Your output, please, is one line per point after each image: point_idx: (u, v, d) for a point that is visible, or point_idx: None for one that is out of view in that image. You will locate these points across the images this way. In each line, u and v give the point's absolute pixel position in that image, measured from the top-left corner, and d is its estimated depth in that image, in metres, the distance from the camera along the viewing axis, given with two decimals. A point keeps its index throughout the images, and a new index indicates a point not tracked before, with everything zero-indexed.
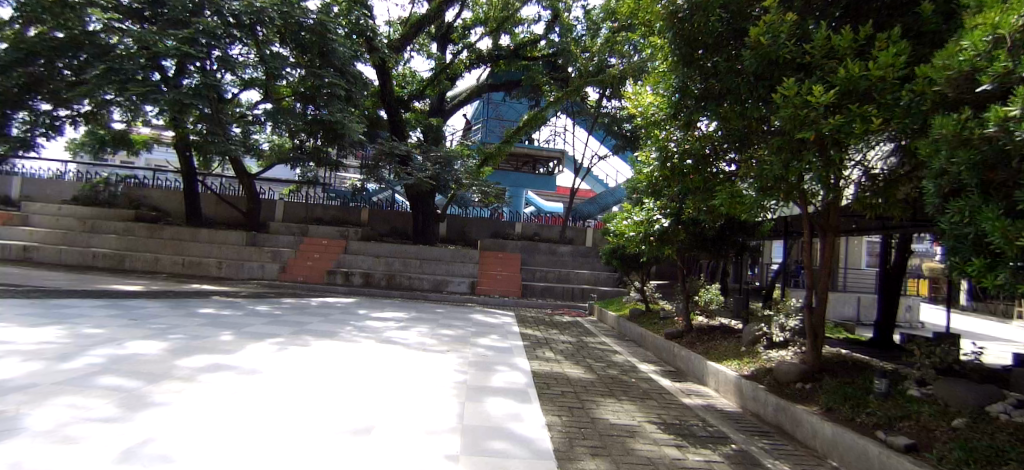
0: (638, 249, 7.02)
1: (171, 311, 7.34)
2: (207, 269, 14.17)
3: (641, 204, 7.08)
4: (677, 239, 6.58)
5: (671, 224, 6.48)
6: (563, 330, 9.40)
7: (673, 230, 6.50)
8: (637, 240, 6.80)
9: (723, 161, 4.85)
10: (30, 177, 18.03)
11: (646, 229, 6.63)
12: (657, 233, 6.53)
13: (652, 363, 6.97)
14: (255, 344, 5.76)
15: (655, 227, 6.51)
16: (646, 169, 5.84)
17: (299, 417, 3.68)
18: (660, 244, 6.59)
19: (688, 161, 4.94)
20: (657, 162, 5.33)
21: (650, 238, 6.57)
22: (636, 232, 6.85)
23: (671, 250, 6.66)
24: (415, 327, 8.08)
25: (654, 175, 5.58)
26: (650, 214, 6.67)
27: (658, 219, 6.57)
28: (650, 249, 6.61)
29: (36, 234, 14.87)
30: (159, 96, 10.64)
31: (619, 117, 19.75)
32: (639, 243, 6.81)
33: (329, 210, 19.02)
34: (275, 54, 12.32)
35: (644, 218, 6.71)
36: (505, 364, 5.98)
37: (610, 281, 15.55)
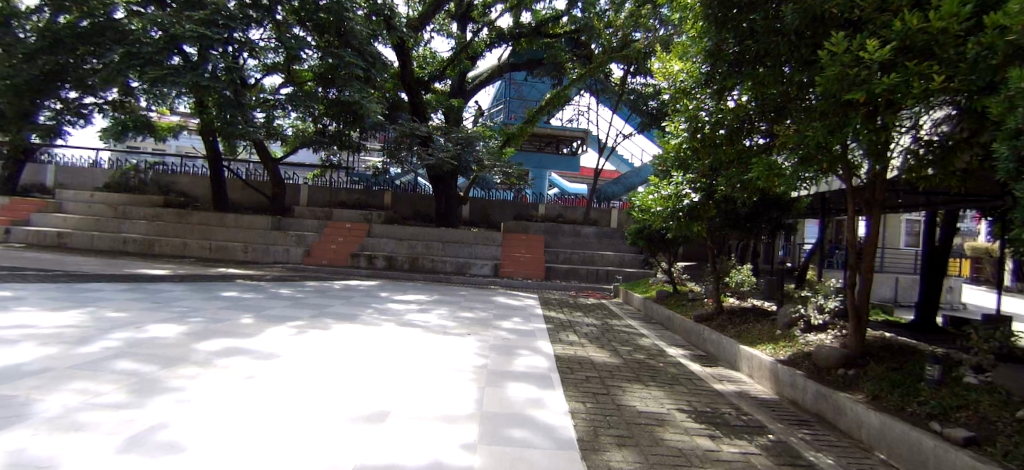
0: (666, 226, 6.67)
1: (194, 294, 7.43)
2: (234, 254, 14.42)
3: (670, 177, 6.67)
4: (708, 216, 6.21)
5: (701, 199, 6.13)
6: (587, 313, 9.20)
7: (704, 204, 6.13)
8: (666, 216, 6.48)
9: (758, 131, 4.55)
10: (65, 165, 18.61)
11: (675, 204, 6.29)
12: (687, 209, 6.18)
13: (680, 346, 6.74)
14: (276, 328, 5.74)
15: (684, 204, 6.17)
16: (674, 142, 5.54)
17: (313, 404, 3.57)
18: (690, 221, 6.24)
19: (722, 131, 4.68)
20: (686, 133, 5.12)
21: (678, 214, 6.23)
22: (663, 207, 6.51)
23: (701, 227, 6.30)
24: (435, 310, 7.99)
25: (683, 148, 5.30)
26: (678, 188, 6.31)
27: (688, 193, 6.22)
28: (679, 225, 6.26)
29: (71, 221, 15.36)
30: (179, 78, 10.64)
31: (645, 94, 19.19)
32: (667, 219, 6.46)
33: (352, 194, 19.12)
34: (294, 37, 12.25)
35: (672, 193, 6.36)
36: (528, 348, 5.80)
37: (635, 262, 15.22)
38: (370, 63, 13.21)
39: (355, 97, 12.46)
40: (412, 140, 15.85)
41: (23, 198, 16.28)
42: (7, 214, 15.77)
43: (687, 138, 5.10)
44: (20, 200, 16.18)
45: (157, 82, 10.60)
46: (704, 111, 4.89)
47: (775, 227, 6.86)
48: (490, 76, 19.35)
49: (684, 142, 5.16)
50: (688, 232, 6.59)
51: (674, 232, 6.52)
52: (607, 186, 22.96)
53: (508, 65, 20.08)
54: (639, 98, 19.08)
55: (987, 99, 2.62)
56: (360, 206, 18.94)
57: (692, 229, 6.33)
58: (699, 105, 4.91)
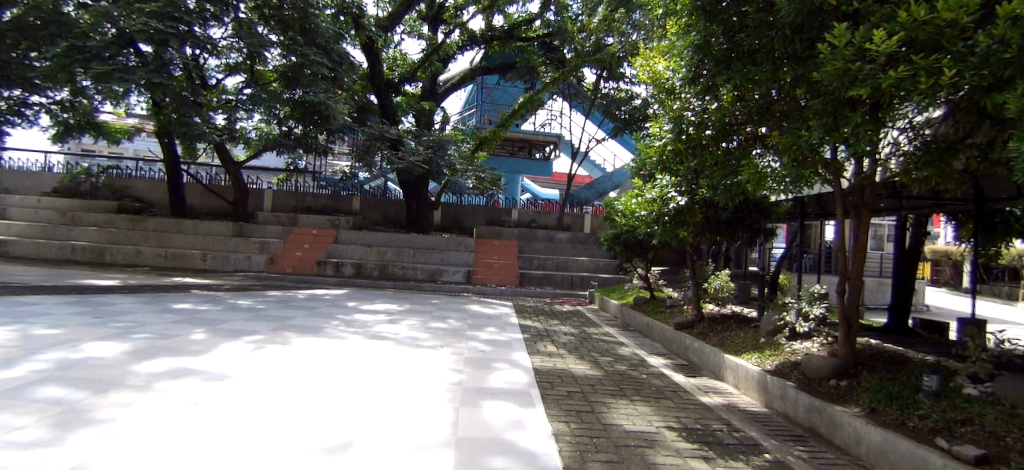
0: (650, 231, 6.36)
1: (141, 307, 6.83)
2: (191, 262, 13.60)
3: (653, 179, 6.32)
4: (694, 219, 5.90)
5: (688, 202, 5.79)
6: (564, 320, 8.92)
7: (689, 208, 5.82)
8: (650, 220, 6.18)
9: (745, 132, 4.48)
10: (5, 167, 17.31)
11: (660, 207, 5.93)
12: (673, 213, 5.83)
13: (660, 355, 6.57)
14: (229, 343, 5.24)
15: (670, 206, 5.80)
16: (657, 144, 5.34)
17: (269, 433, 3.16)
18: (676, 226, 5.95)
19: (708, 131, 4.61)
20: (670, 134, 4.92)
21: (664, 217, 5.90)
22: (648, 211, 6.18)
23: (688, 231, 6.01)
24: (405, 320, 7.57)
25: (667, 150, 5.13)
26: (663, 190, 5.91)
27: (674, 196, 5.84)
28: (664, 229, 5.96)
29: (11, 228, 14.24)
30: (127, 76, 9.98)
31: (617, 99, 19.22)
32: (650, 223, 6.22)
33: (319, 198, 18.45)
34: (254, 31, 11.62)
35: (657, 195, 5.98)
36: (505, 361, 5.48)
37: (610, 268, 15.09)
38: (336, 62, 12.69)
39: (320, 97, 11.91)
40: (381, 143, 15.35)
41: None
42: None
43: (671, 139, 4.91)
44: None
45: (101, 79, 9.89)
46: (689, 111, 4.75)
47: (756, 231, 6.80)
48: (462, 79, 19.01)
49: (667, 144, 4.98)
50: (673, 236, 6.34)
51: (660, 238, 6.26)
52: (581, 191, 22.88)
53: (481, 69, 19.86)
54: (612, 103, 19.08)
55: (1000, 95, 2.49)
56: (328, 211, 18.28)
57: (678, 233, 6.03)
58: (685, 104, 4.76)
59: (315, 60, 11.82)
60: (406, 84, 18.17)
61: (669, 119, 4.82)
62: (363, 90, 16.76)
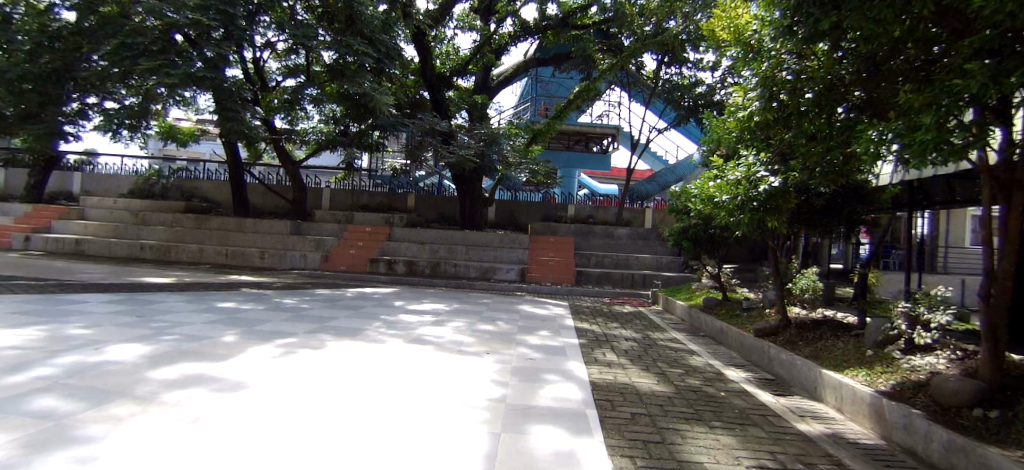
0: (731, 220, 4.96)
1: (186, 307, 6.77)
2: (251, 260, 13.93)
3: (740, 157, 4.92)
4: (789, 209, 4.55)
5: (784, 183, 4.38)
6: (624, 323, 8.08)
7: (784, 192, 4.45)
8: (732, 210, 4.83)
9: (853, 97, 3.59)
10: (91, 172, 18.72)
11: (747, 191, 4.56)
12: (765, 196, 4.41)
13: (738, 367, 5.63)
14: (258, 348, 4.92)
15: (762, 188, 4.38)
16: (741, 119, 4.45)
17: (252, 467, 2.54)
18: (768, 217, 4.57)
19: (810, 96, 3.70)
20: (756, 101, 4.07)
21: (753, 203, 4.49)
22: (730, 196, 4.80)
23: (782, 221, 4.64)
24: (452, 322, 7.04)
25: (755, 125, 4.25)
26: (752, 169, 4.59)
27: (764, 176, 4.48)
28: (751, 219, 4.54)
29: (90, 228, 15.33)
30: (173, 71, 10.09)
31: (681, 85, 17.90)
32: (735, 211, 4.70)
33: (375, 196, 18.53)
34: (300, 24, 11.56)
35: (743, 175, 4.68)
36: (557, 373, 4.79)
37: (674, 266, 14.00)
38: (382, 54, 12.41)
39: (365, 89, 11.59)
40: (432, 137, 15.07)
41: (46, 205, 16.39)
42: (29, 221, 15.83)
43: (761, 110, 4.00)
44: (44, 207, 16.25)
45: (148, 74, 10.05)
46: (786, 70, 3.86)
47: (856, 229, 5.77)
48: (515, 72, 18.44)
49: (754, 114, 4.09)
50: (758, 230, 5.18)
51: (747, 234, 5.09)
52: (641, 185, 21.69)
53: (534, 60, 19.27)
54: (675, 90, 17.83)
55: None
56: (382, 209, 18.32)
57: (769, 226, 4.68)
58: (779, 64, 3.86)
59: (361, 51, 11.60)
60: (458, 78, 17.73)
61: (757, 83, 3.94)
62: (415, 87, 16.58)
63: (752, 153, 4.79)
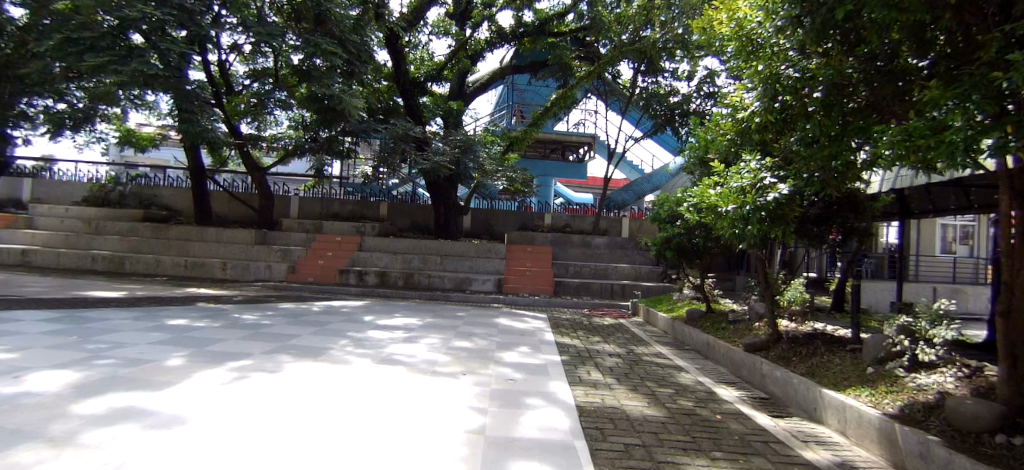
0: (736, 231, 4.55)
1: (132, 325, 6.14)
2: (211, 271, 13.13)
3: (745, 165, 4.52)
4: (793, 218, 4.26)
5: (791, 191, 4.08)
6: (607, 337, 7.75)
7: (790, 200, 4.16)
8: (735, 220, 4.38)
9: (858, 96, 3.55)
10: (40, 178, 17.53)
11: (754, 200, 4.15)
12: (773, 206, 4.06)
13: (729, 384, 5.38)
14: (206, 372, 4.36)
15: (768, 198, 4.03)
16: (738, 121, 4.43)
17: None
18: (771, 228, 4.22)
19: (817, 94, 3.63)
20: (755, 103, 4.06)
21: (760, 213, 4.10)
22: (736, 205, 4.33)
23: (785, 232, 4.32)
24: (425, 339, 6.56)
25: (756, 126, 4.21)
26: (757, 176, 4.24)
27: (772, 183, 4.13)
28: (757, 230, 4.19)
29: (38, 237, 14.23)
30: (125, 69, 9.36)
31: (659, 93, 17.83)
32: (739, 221, 4.32)
33: (346, 205, 17.90)
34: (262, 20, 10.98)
35: (748, 182, 4.28)
36: (540, 396, 4.39)
37: (653, 275, 13.81)
38: (353, 55, 11.91)
39: (333, 90, 11.06)
40: (406, 143, 14.59)
41: None
42: None
43: (761, 111, 3.99)
44: None
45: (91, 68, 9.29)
46: (788, 68, 3.81)
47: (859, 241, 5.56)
48: (491, 78, 18.13)
49: (754, 115, 4.09)
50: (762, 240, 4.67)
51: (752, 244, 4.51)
52: (617, 194, 21.56)
53: (511, 68, 19.03)
54: (652, 99, 17.80)
55: None
56: (354, 218, 17.70)
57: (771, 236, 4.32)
58: (782, 61, 3.80)
59: (330, 51, 11.07)
60: (433, 83, 17.33)
61: (757, 82, 3.88)
62: (389, 92, 16.13)
63: (754, 159, 4.43)
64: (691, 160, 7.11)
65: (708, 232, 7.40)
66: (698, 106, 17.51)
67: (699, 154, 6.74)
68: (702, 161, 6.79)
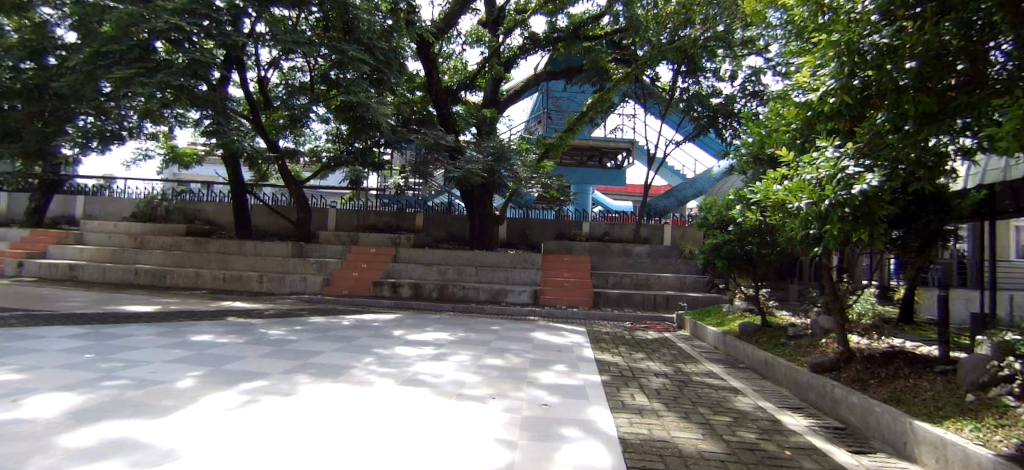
0: (811, 232, 3.84)
1: (157, 342, 6.06)
2: (249, 284, 13.28)
3: (819, 154, 3.80)
4: (879, 218, 3.57)
5: (880, 184, 3.42)
6: (652, 354, 7.13)
7: (879, 195, 3.46)
8: (808, 217, 3.70)
9: (956, 73, 3.35)
10: (94, 195, 18.47)
11: (834, 193, 3.43)
12: (860, 201, 3.32)
13: (795, 410, 4.68)
14: (216, 396, 4.15)
15: (852, 190, 3.33)
16: (808, 110, 4.16)
17: None
18: (854, 229, 3.54)
19: (909, 66, 3.33)
20: (832, 73, 3.68)
21: (842, 210, 3.39)
22: (812, 200, 3.61)
23: (869, 233, 3.64)
24: (454, 356, 6.15)
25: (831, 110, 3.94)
26: (835, 165, 3.57)
27: (857, 173, 3.45)
28: (838, 229, 3.47)
29: (85, 253, 14.88)
30: (154, 81, 9.49)
31: (702, 93, 16.85)
32: (813, 219, 3.63)
33: (382, 216, 17.91)
34: (288, 29, 10.98)
35: (827, 173, 3.57)
36: (577, 426, 3.86)
37: (699, 285, 13.00)
38: (381, 62, 11.91)
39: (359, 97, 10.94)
40: (438, 153, 14.43)
41: (45, 230, 16.05)
42: (26, 245, 15.57)
43: (833, 92, 3.72)
44: (43, 232, 15.92)
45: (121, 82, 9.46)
46: (872, 36, 3.48)
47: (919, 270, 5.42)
48: (525, 85, 17.82)
49: (825, 95, 3.78)
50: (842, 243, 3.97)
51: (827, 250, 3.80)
52: (658, 200, 20.77)
53: (545, 74, 18.68)
54: (695, 98, 16.84)
55: None
56: (390, 230, 17.68)
57: (850, 240, 3.62)
58: (864, 30, 3.51)
59: (356, 57, 11.01)
60: (466, 92, 17.17)
61: (833, 55, 3.63)
62: (423, 103, 16.11)
63: (831, 144, 3.80)
64: (744, 157, 6.42)
65: (761, 236, 6.71)
66: (743, 106, 16.64)
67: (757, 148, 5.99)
68: (765, 158, 5.98)
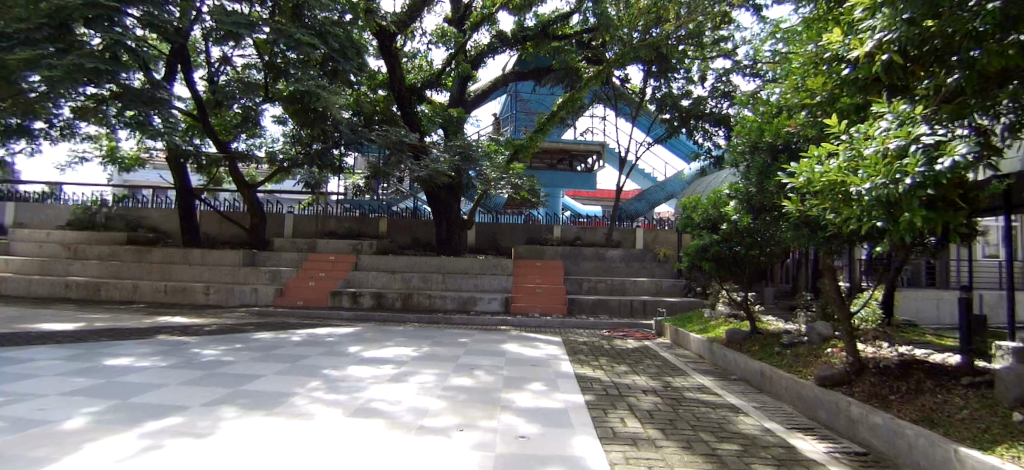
0: (880, 226, 2.82)
1: (59, 366, 5.08)
2: (193, 296, 12.10)
3: (880, 126, 2.90)
4: (953, 205, 2.82)
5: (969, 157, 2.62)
6: (635, 366, 6.56)
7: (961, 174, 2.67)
8: (872, 205, 2.74)
9: None
10: (21, 201, 16.77)
11: (912, 170, 2.55)
12: (950, 177, 2.45)
13: (807, 433, 4.14)
14: (108, 441, 3.15)
15: (940, 165, 2.46)
16: (840, 75, 3.86)
17: None
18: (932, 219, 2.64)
19: (992, 4, 2.76)
20: (888, 22, 3.22)
21: (924, 191, 2.51)
22: (881, 181, 2.66)
23: (940, 225, 2.85)
24: (417, 376, 5.38)
25: (877, 72, 3.53)
26: (912, 134, 2.68)
27: (939, 144, 2.61)
28: (919, 219, 2.54)
29: (9, 264, 13.39)
30: (64, 62, 8.23)
31: (676, 93, 16.47)
32: (880, 207, 2.71)
33: (343, 222, 16.88)
34: (232, 13, 10.01)
35: (899, 143, 2.70)
36: (562, 466, 3.15)
37: (675, 290, 12.61)
38: (334, 50, 11.14)
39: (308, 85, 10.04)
40: (401, 152, 13.58)
41: None
42: None
43: (884, 47, 3.31)
44: None
45: (25, 65, 8.17)
46: None
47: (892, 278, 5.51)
48: (493, 85, 17.19)
49: (878, 51, 3.36)
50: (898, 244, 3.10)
51: (887, 248, 2.92)
52: (629, 203, 20.52)
53: (514, 74, 18.13)
54: (669, 97, 16.38)
55: None
56: (352, 236, 16.68)
57: (921, 235, 2.75)
58: None
59: (304, 42, 10.13)
60: (431, 90, 16.34)
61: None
62: (386, 103, 15.29)
63: (889, 109, 3.04)
64: (738, 143, 5.40)
65: (748, 236, 6.19)
66: (714, 107, 16.47)
67: (760, 133, 5.08)
68: (769, 144, 4.98)
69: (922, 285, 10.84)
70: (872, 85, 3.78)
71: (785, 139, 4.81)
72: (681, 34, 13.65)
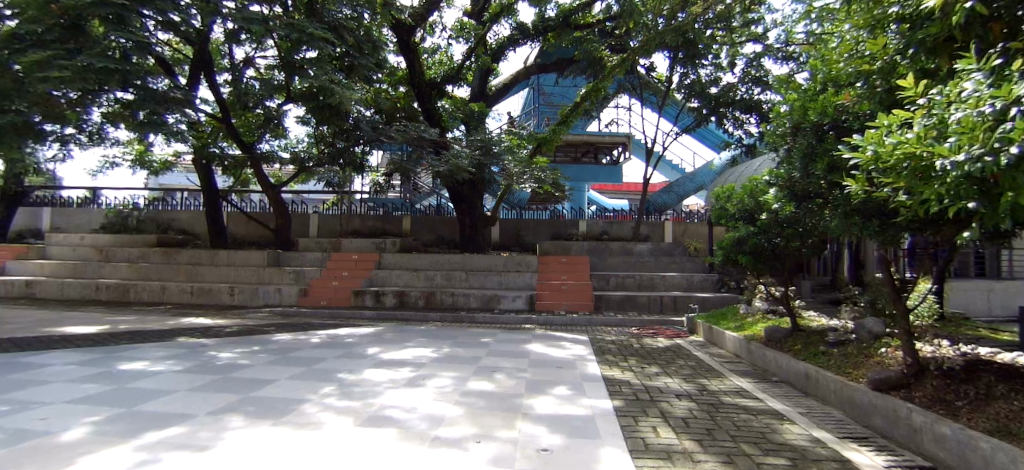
0: (977, 209, 2.28)
1: (76, 372, 5.02)
2: (220, 297, 12.20)
3: (970, 86, 2.35)
4: None
5: None
6: (668, 367, 6.16)
7: None
8: (964, 185, 2.20)
9: None
10: (60, 206, 17.32)
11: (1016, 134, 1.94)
12: None
13: (862, 442, 3.64)
14: (104, 456, 2.99)
15: None
16: (907, 37, 3.40)
17: None
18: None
19: None
20: None
21: None
22: (979, 151, 2.10)
23: None
24: (435, 380, 5.13)
25: (954, 30, 3.07)
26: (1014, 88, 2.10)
27: None
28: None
29: (47, 267, 13.80)
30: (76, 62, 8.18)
31: (704, 80, 15.80)
32: (972, 184, 2.20)
33: (367, 221, 16.86)
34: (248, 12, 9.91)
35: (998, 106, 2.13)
36: None
37: (708, 285, 12.07)
38: (350, 44, 11.00)
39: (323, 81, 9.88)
40: (421, 147, 13.40)
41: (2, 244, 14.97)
42: None
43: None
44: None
45: (41, 66, 8.18)
46: None
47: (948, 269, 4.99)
48: (515, 79, 16.84)
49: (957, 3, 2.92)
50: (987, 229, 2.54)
51: (977, 237, 2.38)
52: (657, 196, 19.90)
53: (535, 66, 17.73)
54: (697, 84, 15.72)
55: None
56: (376, 235, 16.64)
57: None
58: None
59: (317, 36, 9.98)
60: (451, 86, 16.09)
61: None
62: (407, 99, 15.12)
63: (979, 65, 2.47)
64: (782, 123, 4.82)
65: (790, 226, 5.73)
66: (744, 93, 15.66)
67: (805, 111, 4.49)
68: (812, 123, 4.35)
69: (971, 275, 10.02)
70: (944, 47, 3.31)
71: (835, 119, 4.21)
72: (710, 17, 13.01)
